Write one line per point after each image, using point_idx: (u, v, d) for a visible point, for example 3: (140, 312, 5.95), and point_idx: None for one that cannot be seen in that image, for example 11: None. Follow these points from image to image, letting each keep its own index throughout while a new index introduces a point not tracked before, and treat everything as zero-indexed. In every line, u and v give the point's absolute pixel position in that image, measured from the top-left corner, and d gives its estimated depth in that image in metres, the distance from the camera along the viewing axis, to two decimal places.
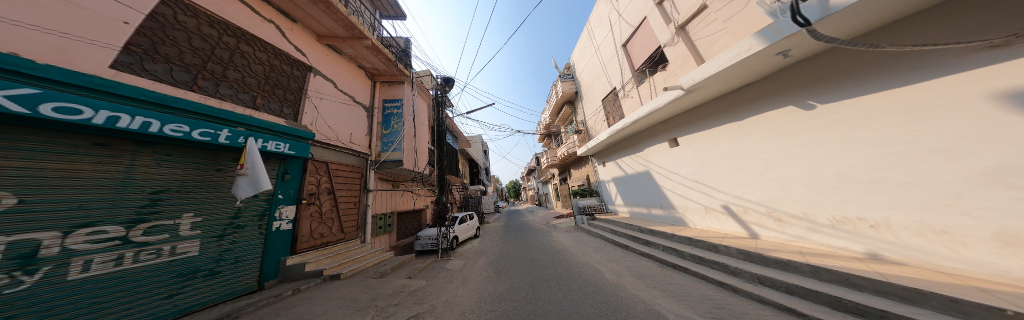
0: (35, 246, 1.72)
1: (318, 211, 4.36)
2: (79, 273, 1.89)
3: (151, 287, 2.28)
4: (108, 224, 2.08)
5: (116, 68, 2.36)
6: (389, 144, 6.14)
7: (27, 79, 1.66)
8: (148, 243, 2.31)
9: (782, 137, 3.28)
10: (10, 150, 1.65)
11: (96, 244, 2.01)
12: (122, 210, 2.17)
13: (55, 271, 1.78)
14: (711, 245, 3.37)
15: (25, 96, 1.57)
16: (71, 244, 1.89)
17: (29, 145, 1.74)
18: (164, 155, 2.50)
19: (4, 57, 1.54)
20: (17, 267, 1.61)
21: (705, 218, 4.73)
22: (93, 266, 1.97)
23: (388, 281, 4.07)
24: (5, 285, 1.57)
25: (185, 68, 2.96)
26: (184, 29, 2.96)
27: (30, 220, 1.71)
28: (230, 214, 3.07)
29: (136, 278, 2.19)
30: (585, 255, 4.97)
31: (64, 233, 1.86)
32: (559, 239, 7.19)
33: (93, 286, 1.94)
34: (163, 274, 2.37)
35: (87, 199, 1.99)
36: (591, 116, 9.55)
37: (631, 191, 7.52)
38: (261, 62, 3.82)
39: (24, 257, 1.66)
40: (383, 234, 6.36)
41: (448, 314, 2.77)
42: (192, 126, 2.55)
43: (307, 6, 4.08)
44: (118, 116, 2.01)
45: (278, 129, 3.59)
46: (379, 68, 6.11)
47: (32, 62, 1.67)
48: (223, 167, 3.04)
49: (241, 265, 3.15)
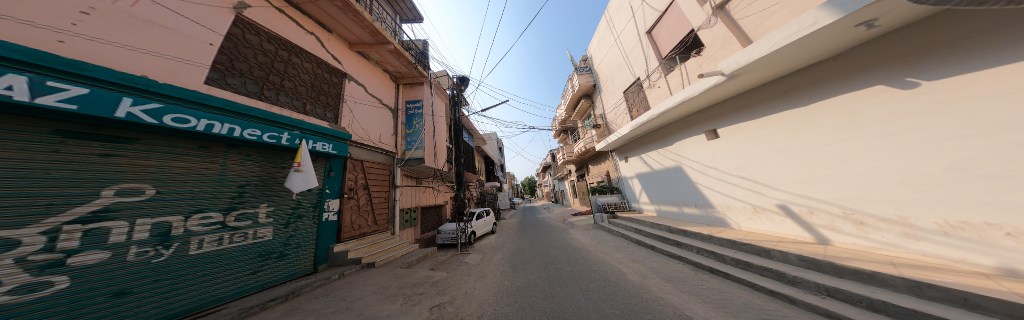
0: (168, 227, 2.24)
1: (356, 204, 4.83)
2: (197, 249, 2.42)
3: (241, 264, 2.79)
4: (211, 211, 2.58)
5: (206, 83, 2.86)
6: (412, 143, 6.54)
7: (155, 96, 2.13)
8: (239, 228, 2.81)
9: (864, 122, 2.70)
10: (148, 152, 2.17)
11: (205, 226, 2.52)
12: (219, 200, 2.67)
13: (181, 247, 2.31)
14: (762, 250, 3.01)
15: (154, 110, 2.04)
16: (190, 226, 2.40)
17: (159, 148, 2.24)
18: (245, 155, 2.98)
19: (136, 79, 2.00)
20: (158, 242, 2.16)
21: (753, 219, 4.25)
22: (205, 244, 2.51)
23: (414, 271, 4.39)
24: (152, 256, 2.11)
25: (255, 81, 3.46)
26: (251, 46, 3.44)
27: (165, 206, 2.24)
28: (292, 205, 3.53)
29: (231, 256, 2.71)
30: (606, 254, 4.79)
31: (186, 216, 2.38)
32: (577, 237, 7.02)
33: (205, 260, 2.47)
34: (249, 254, 2.89)
35: (198, 191, 2.51)
36: (612, 109, 9.05)
37: (658, 188, 7.04)
38: (308, 72, 4.27)
39: (162, 235, 2.20)
40: (409, 227, 6.81)
41: (467, 305, 2.91)
42: (262, 131, 2.97)
43: (339, 16, 4.44)
44: (213, 123, 2.47)
45: (323, 131, 4.02)
46: (402, 71, 6.46)
47: (155, 82, 2.14)
48: (285, 165, 3.46)
49: (302, 250, 3.65)
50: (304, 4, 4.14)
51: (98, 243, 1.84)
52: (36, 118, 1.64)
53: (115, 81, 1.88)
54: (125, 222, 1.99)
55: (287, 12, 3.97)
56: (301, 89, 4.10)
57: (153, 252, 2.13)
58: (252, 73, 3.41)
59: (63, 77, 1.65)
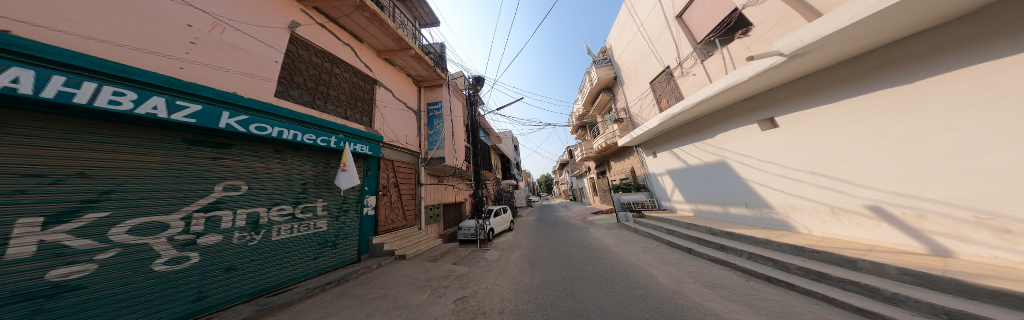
0: (257, 216, 2.83)
1: (389, 200, 5.25)
2: (277, 235, 3.01)
3: (306, 250, 3.36)
4: (285, 204, 3.16)
5: (277, 97, 3.43)
6: (434, 143, 6.89)
7: (242, 110, 2.75)
8: (304, 219, 3.39)
9: (1001, 102, 2.00)
10: (241, 155, 2.78)
11: (282, 217, 3.10)
12: (289, 194, 3.23)
13: (266, 234, 2.89)
14: (846, 260, 2.51)
15: (243, 120, 2.64)
16: (271, 216, 2.98)
17: (248, 151, 2.85)
18: (306, 157, 3.54)
19: (231, 96, 2.63)
20: (251, 229, 2.75)
21: (830, 222, 3.52)
22: (281, 231, 3.09)
23: (439, 265, 4.64)
24: (247, 240, 2.71)
25: (309, 91, 3.97)
26: (303, 61, 3.94)
27: (254, 199, 2.84)
28: (341, 200, 4.03)
29: (299, 242, 3.27)
30: (633, 255, 4.52)
31: (267, 208, 2.96)
32: (599, 237, 6.76)
33: (283, 244, 3.06)
34: (311, 242, 3.45)
35: (274, 187, 3.08)
36: (636, 102, 8.47)
37: (695, 186, 6.43)
38: (347, 81, 4.71)
39: (253, 223, 2.79)
40: (433, 223, 7.19)
41: (489, 300, 3.00)
42: (317, 135, 3.52)
43: (368, 26, 4.79)
44: (284, 130, 3.06)
45: (362, 134, 4.49)
46: (422, 75, 6.79)
47: (241, 97, 2.74)
48: (333, 165, 3.98)
49: (350, 240, 4.13)
50: (340, 18, 4.55)
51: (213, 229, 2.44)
52: (168, 131, 2.22)
53: (217, 98, 2.49)
54: (229, 211, 2.60)
55: (326, 26, 4.39)
56: (343, 96, 4.54)
57: (248, 237, 2.72)
58: (306, 84, 3.91)
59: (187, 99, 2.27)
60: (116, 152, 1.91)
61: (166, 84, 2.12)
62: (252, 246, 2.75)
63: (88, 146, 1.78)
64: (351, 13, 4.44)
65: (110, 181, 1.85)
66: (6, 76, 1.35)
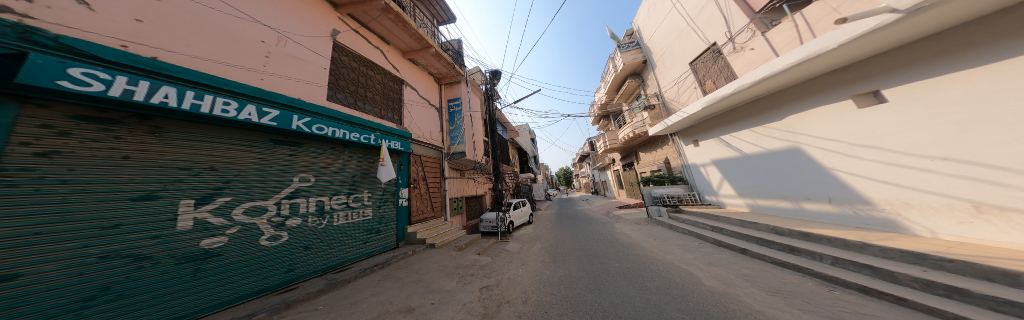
0: (323, 203, 3.53)
1: (419, 193, 5.68)
2: (338, 221, 3.70)
3: (359, 235, 4.04)
4: (341, 193, 3.82)
5: (328, 101, 3.87)
6: (455, 138, 7.18)
7: (308, 113, 3.38)
8: (356, 207, 4.04)
9: None
10: (306, 152, 3.42)
11: (340, 205, 3.78)
12: (343, 185, 3.89)
13: (330, 219, 3.59)
14: (993, 272, 1.79)
15: (308, 122, 3.26)
16: (333, 204, 3.67)
17: (311, 148, 3.49)
18: (354, 153, 4.11)
19: (300, 103, 3.25)
20: (319, 214, 3.45)
21: (971, 224, 2.67)
22: (340, 217, 3.78)
23: (464, 254, 4.91)
24: (318, 224, 3.41)
25: (351, 94, 4.37)
26: (344, 65, 4.32)
27: (321, 189, 3.53)
28: (383, 191, 4.61)
29: (353, 228, 3.95)
30: (670, 253, 4.21)
31: (329, 197, 3.63)
32: (626, 232, 6.45)
33: (341, 228, 3.75)
34: (362, 228, 4.10)
35: (332, 179, 3.72)
36: (670, 87, 7.67)
37: (753, 178, 5.61)
38: (379, 82, 5.08)
39: (321, 210, 3.49)
40: (457, 215, 7.59)
41: (513, 290, 3.09)
42: (359, 134, 4.02)
43: (393, 28, 5.04)
44: (335, 130, 3.59)
45: (396, 132, 4.94)
46: (443, 72, 7.02)
47: (304, 102, 3.35)
48: (373, 160, 4.48)
49: (392, 228, 4.74)
50: (369, 22, 4.83)
51: (297, 209, 3.20)
52: (259, 133, 2.94)
53: (290, 104, 3.13)
54: (304, 198, 3.30)
55: (358, 31, 4.71)
56: (377, 97, 4.92)
57: (319, 221, 3.43)
58: (348, 87, 4.32)
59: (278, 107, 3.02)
60: (233, 150, 2.68)
61: (255, 94, 2.78)
62: (322, 228, 3.47)
63: (218, 146, 2.55)
64: (378, 16, 4.69)
65: (227, 173, 2.58)
66: (160, 93, 2.00)
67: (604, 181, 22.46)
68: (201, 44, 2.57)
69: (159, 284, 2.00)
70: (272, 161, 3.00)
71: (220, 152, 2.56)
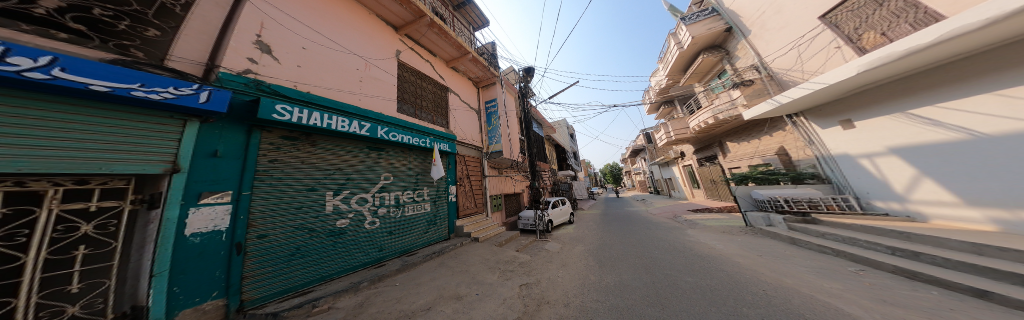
0: (397, 196, 5.04)
1: (465, 189, 6.83)
2: (407, 212, 5.15)
3: (421, 226, 5.42)
4: (408, 189, 5.31)
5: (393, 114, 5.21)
6: (492, 138, 8.16)
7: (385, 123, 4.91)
8: (418, 202, 5.48)
9: None
10: (388, 156, 4.99)
11: (407, 200, 5.25)
12: (409, 180, 5.39)
13: (401, 211, 5.04)
14: None
15: (387, 131, 4.74)
16: (404, 198, 5.17)
17: (390, 152, 5.04)
18: (415, 155, 5.64)
19: (380, 117, 4.79)
20: (395, 206, 4.94)
21: None
22: (408, 209, 5.23)
23: (504, 251, 5.22)
24: (395, 214, 4.89)
25: (409, 103, 5.86)
26: (405, 81, 5.88)
27: (397, 184, 5.07)
28: (436, 188, 6.01)
29: (417, 219, 5.35)
30: (759, 270, 3.38)
31: (402, 191, 5.16)
32: (702, 241, 5.45)
33: (409, 219, 5.17)
34: (423, 219, 5.49)
35: (402, 175, 5.25)
36: (783, 50, 6.59)
37: (995, 175, 3.49)
38: (429, 90, 6.58)
39: (396, 203, 4.97)
40: (497, 211, 8.14)
41: (553, 291, 3.10)
42: (417, 138, 5.42)
43: (438, 41, 6.44)
44: (402, 136, 5.04)
45: (442, 134, 6.24)
46: (480, 76, 8.32)
47: (382, 116, 4.89)
48: (425, 159, 5.92)
49: (443, 223, 6.03)
50: (422, 40, 6.38)
51: (384, 199, 4.73)
52: (362, 142, 4.53)
53: (374, 118, 4.67)
54: (387, 193, 4.83)
55: (414, 49, 6.28)
56: (429, 105, 6.45)
57: (395, 211, 4.91)
58: (407, 98, 5.82)
59: (371, 120, 4.63)
60: (351, 155, 4.30)
61: (356, 112, 4.38)
62: (396, 217, 4.92)
63: (344, 152, 4.19)
64: (427, 34, 6.14)
65: (349, 174, 4.21)
66: (316, 117, 3.58)
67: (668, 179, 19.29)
68: (328, 78, 4.19)
69: (314, 251, 3.50)
70: (371, 163, 4.62)
71: (346, 157, 4.21)
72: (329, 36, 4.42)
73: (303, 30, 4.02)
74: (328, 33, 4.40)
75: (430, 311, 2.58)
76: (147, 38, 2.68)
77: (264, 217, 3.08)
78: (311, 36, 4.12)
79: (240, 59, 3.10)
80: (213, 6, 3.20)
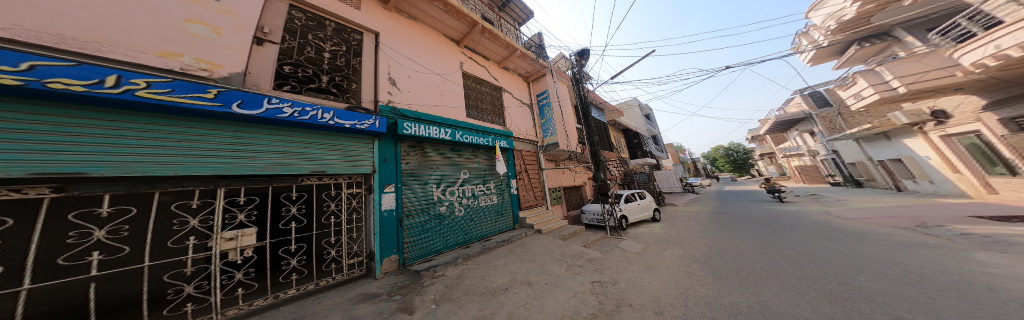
0: (473, 187, 6.88)
1: (525, 182, 8.30)
2: (482, 202, 6.94)
3: (492, 213, 7.14)
4: (480, 183, 7.08)
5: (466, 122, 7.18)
6: (547, 131, 9.33)
7: (460, 127, 6.80)
8: (489, 195, 7.19)
9: None
10: (466, 156, 6.93)
11: (481, 192, 7.04)
12: (480, 177, 7.14)
13: (478, 202, 6.85)
14: None
15: (463, 135, 6.56)
16: (477, 189, 6.96)
17: (467, 153, 6.97)
18: (483, 154, 7.42)
19: (456, 123, 6.72)
20: (473, 196, 6.81)
21: None
22: (483, 200, 7.01)
23: (569, 245, 6.36)
24: (473, 202, 6.75)
25: (474, 109, 7.75)
26: (471, 88, 7.87)
27: (472, 177, 6.92)
28: (500, 183, 7.58)
29: (488, 207, 7.07)
30: (900, 295, 2.71)
31: (476, 186, 6.96)
32: (996, 272, 3.26)
33: (484, 207, 6.95)
34: (493, 207, 7.19)
35: (475, 170, 7.05)
36: None
37: None
38: (487, 93, 8.34)
39: (473, 194, 6.83)
40: (558, 204, 9.29)
41: (633, 291, 3.67)
42: (483, 137, 7.08)
43: (490, 44, 8.11)
44: (473, 136, 6.80)
45: (499, 131, 7.77)
46: (528, 70, 9.63)
47: (458, 122, 6.80)
48: (490, 156, 7.62)
49: (509, 215, 7.59)
50: (478, 48, 8.28)
51: (465, 191, 6.66)
52: (449, 145, 6.55)
53: (453, 124, 6.61)
54: (467, 186, 6.73)
55: (473, 58, 8.21)
56: (488, 107, 8.14)
57: (474, 201, 6.77)
58: (472, 104, 7.71)
59: (452, 127, 6.59)
60: (444, 156, 6.39)
61: (442, 122, 6.39)
62: (475, 205, 6.77)
63: (441, 156, 6.32)
64: (481, 40, 7.90)
65: (443, 171, 6.25)
66: (423, 129, 5.67)
67: (907, 159, 12.88)
68: (425, 99, 6.36)
69: (431, 229, 5.63)
70: (455, 159, 6.62)
71: (440, 159, 6.27)
72: (422, 62, 6.65)
73: (409, 61, 6.31)
74: (422, 60, 6.65)
75: (509, 290, 3.88)
76: (352, 89, 5.25)
77: (409, 202, 5.38)
78: (414, 65, 6.39)
79: (385, 94, 5.47)
80: (369, 57, 5.63)
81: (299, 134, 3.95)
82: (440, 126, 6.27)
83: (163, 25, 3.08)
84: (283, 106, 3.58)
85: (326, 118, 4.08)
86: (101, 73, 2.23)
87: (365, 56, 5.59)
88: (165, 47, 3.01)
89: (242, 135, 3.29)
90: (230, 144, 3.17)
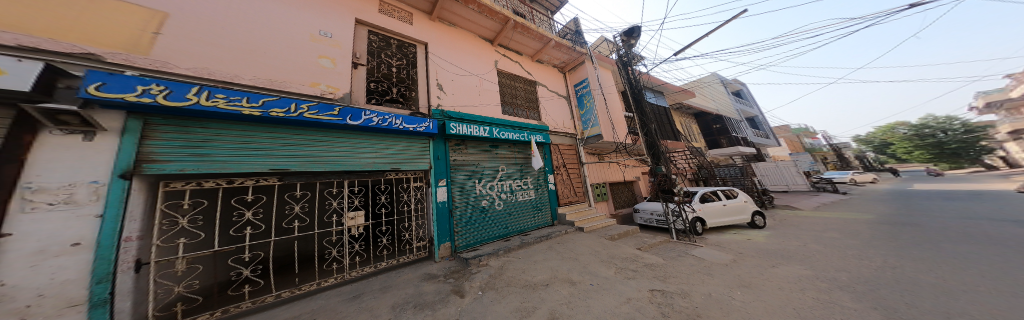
0: (512, 183, 7.07)
1: (564, 178, 8.06)
2: (520, 197, 7.09)
3: (530, 208, 7.20)
4: (518, 178, 7.22)
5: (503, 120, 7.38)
6: (588, 123, 8.72)
7: (497, 124, 7.04)
8: (527, 191, 7.27)
9: None
10: (504, 152, 7.17)
11: (519, 188, 7.18)
12: (518, 172, 7.29)
13: (516, 197, 7.02)
14: None
15: (501, 132, 6.76)
16: (515, 184, 7.12)
17: (505, 149, 7.21)
18: (520, 150, 7.52)
19: (494, 120, 7.00)
20: (512, 191, 7.00)
21: None
22: (521, 195, 7.15)
23: (619, 246, 5.87)
24: (512, 196, 6.96)
25: (510, 105, 7.88)
26: (506, 86, 8.04)
27: (510, 172, 7.12)
28: (538, 179, 7.56)
29: (526, 202, 7.16)
30: None
31: (514, 181, 7.14)
32: None
33: (522, 203, 7.09)
34: (531, 203, 7.24)
35: (512, 166, 7.24)
36: None
37: None
38: (521, 89, 8.35)
39: (512, 189, 7.02)
40: (602, 202, 8.64)
41: (715, 309, 3.02)
42: (520, 133, 7.15)
43: (523, 38, 8.08)
44: (510, 132, 6.94)
45: (535, 126, 7.72)
46: (565, 60, 9.19)
47: (495, 119, 7.06)
48: (526, 151, 7.66)
49: (547, 211, 7.51)
50: (512, 45, 8.35)
51: (504, 186, 6.91)
52: (488, 142, 6.91)
53: (491, 122, 6.90)
54: (506, 181, 6.97)
55: (508, 55, 8.34)
56: (523, 102, 8.18)
57: (512, 196, 6.98)
58: (507, 101, 7.86)
59: (490, 124, 6.89)
60: (484, 153, 6.78)
61: (481, 119, 6.74)
62: (514, 200, 6.96)
63: (481, 153, 6.72)
64: (514, 36, 7.94)
65: (484, 167, 6.64)
66: (465, 128, 6.11)
67: None
68: (465, 100, 6.81)
69: (476, 221, 6.10)
70: (494, 155, 6.95)
71: (480, 155, 6.68)
72: (462, 65, 7.14)
73: (451, 66, 6.88)
74: (461, 64, 7.13)
75: (551, 286, 3.87)
76: (410, 96, 6.06)
77: (457, 196, 5.93)
78: (455, 69, 6.91)
79: (434, 99, 6.12)
80: (421, 66, 6.39)
81: (385, 137, 4.97)
82: (480, 124, 6.65)
83: (306, 65, 4.40)
84: (373, 116, 4.56)
85: (398, 123, 4.87)
86: (288, 102, 3.66)
87: (420, 67, 6.36)
88: (313, 79, 4.40)
89: (353, 140, 4.50)
90: (348, 148, 4.42)
